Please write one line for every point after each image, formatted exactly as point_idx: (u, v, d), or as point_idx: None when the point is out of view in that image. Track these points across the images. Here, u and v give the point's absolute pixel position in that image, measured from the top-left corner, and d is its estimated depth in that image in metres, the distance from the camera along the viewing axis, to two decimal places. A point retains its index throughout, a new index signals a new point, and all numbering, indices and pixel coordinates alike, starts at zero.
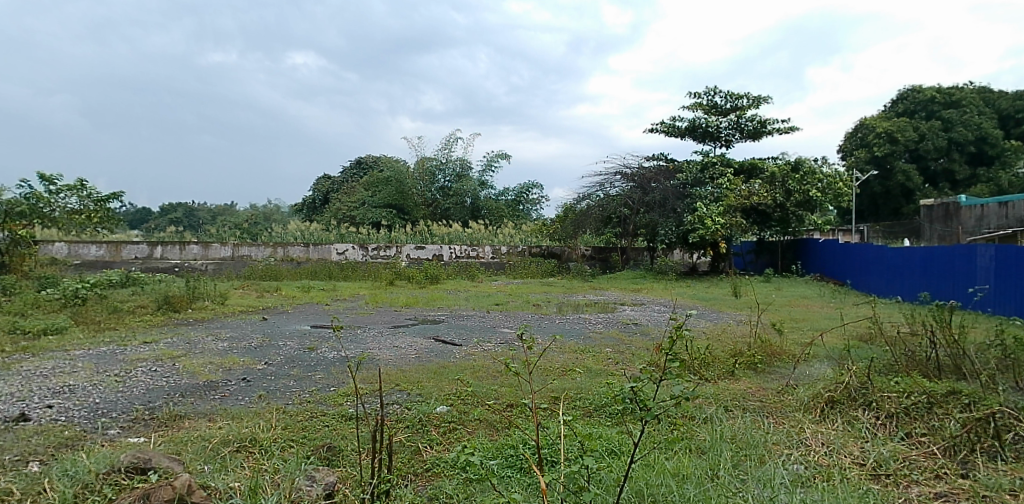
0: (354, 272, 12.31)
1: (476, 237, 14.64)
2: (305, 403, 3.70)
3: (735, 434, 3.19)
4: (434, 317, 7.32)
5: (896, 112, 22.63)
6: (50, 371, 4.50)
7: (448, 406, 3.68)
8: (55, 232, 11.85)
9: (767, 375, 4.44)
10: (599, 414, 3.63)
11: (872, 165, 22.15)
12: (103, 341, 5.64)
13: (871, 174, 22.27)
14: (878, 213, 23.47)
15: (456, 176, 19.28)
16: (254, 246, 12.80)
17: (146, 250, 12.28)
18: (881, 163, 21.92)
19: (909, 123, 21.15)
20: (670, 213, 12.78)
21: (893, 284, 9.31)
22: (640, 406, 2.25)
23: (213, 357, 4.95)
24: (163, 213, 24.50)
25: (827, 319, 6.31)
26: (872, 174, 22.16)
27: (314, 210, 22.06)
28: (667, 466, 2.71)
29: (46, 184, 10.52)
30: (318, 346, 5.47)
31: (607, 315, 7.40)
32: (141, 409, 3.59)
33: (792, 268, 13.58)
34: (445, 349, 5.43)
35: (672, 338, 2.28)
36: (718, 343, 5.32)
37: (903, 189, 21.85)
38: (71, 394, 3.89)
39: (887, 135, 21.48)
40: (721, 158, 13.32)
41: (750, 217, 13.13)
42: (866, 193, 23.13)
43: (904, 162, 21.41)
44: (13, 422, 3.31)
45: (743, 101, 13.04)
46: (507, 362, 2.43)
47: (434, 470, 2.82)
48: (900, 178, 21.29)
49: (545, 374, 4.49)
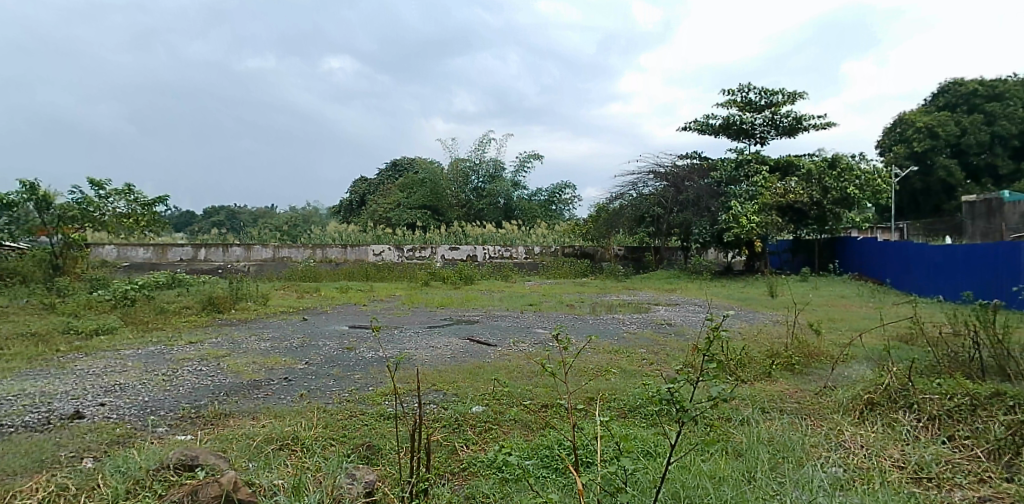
0: (391, 273, 12.51)
1: (509, 237, 14.69)
2: (345, 402, 3.80)
3: (773, 436, 3.17)
4: (469, 318, 7.39)
5: (937, 106, 21.91)
6: (102, 369, 4.72)
7: (484, 406, 3.74)
8: (106, 236, 12.35)
9: (805, 376, 4.38)
10: (634, 415, 3.66)
11: (912, 161, 21.50)
12: (153, 341, 5.89)
13: (911, 170, 21.64)
14: (918, 210, 22.79)
15: (489, 177, 19.45)
16: (294, 247, 13.10)
17: (190, 252, 12.66)
18: (921, 159, 21.27)
19: (951, 117, 20.48)
20: (704, 211, 12.64)
21: (933, 282, 9.04)
22: (677, 407, 2.29)
23: (257, 357, 5.12)
24: (206, 216, 25.33)
25: (866, 319, 6.18)
26: (912, 169, 21.52)
27: (351, 212, 22.51)
28: (703, 469, 2.72)
29: (96, 188, 10.94)
30: (357, 346, 5.60)
31: (640, 315, 7.39)
32: (188, 407, 3.75)
33: (829, 267, 13.26)
34: (481, 349, 5.52)
35: (710, 338, 2.33)
36: (754, 343, 5.27)
37: (944, 185, 21.14)
38: (122, 393, 4.08)
39: (927, 130, 20.90)
40: (755, 155, 13.09)
41: (786, 216, 12.86)
42: (906, 189, 22.50)
43: (946, 158, 20.73)
44: (69, 420, 3.49)
45: (779, 97, 12.79)
46: (543, 363, 2.50)
47: (471, 470, 2.88)
48: (941, 173, 20.63)
49: (581, 374, 4.54)
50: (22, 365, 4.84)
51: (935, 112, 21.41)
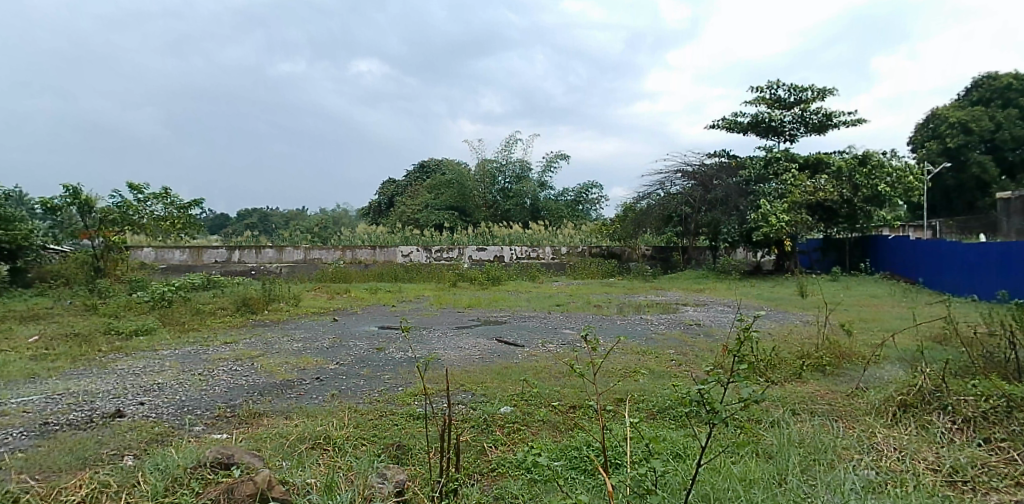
0: (419, 274, 12.63)
1: (536, 237, 14.70)
2: (375, 402, 3.87)
3: (804, 438, 3.14)
4: (497, 319, 7.42)
5: (970, 100, 21.29)
6: (141, 369, 4.89)
7: (512, 407, 3.78)
8: (144, 238, 12.74)
9: (836, 378, 4.31)
10: (663, 417, 3.66)
11: (945, 157, 20.91)
12: (190, 341, 6.07)
13: (945, 167, 21.07)
14: (952, 207, 22.20)
15: (516, 178, 19.50)
16: (324, 249, 13.32)
17: (225, 254, 12.92)
18: (955, 155, 20.67)
19: (985, 111, 19.87)
20: (733, 210, 12.50)
21: (966, 282, 8.82)
22: (708, 409, 2.29)
23: (289, 357, 5.25)
24: (240, 219, 25.89)
25: (899, 319, 6.06)
26: (945, 166, 20.94)
27: (379, 213, 22.78)
28: (734, 471, 2.71)
29: (135, 192, 11.29)
30: (387, 346, 5.70)
31: (668, 316, 7.35)
32: (223, 406, 3.86)
33: (860, 266, 12.97)
34: (509, 350, 5.56)
35: (739, 340, 2.38)
36: (784, 344, 5.21)
37: (978, 181, 20.55)
38: (161, 392, 4.22)
39: (960, 126, 20.25)
40: (785, 153, 12.88)
41: (816, 215, 12.53)
42: (939, 186, 21.93)
43: (980, 154, 20.14)
44: (110, 418, 3.63)
45: (808, 93, 12.57)
46: (572, 365, 2.54)
47: (500, 470, 2.91)
48: (975, 170, 20.06)
49: (609, 375, 4.55)
50: (66, 365, 5.03)
51: (969, 106, 20.81)
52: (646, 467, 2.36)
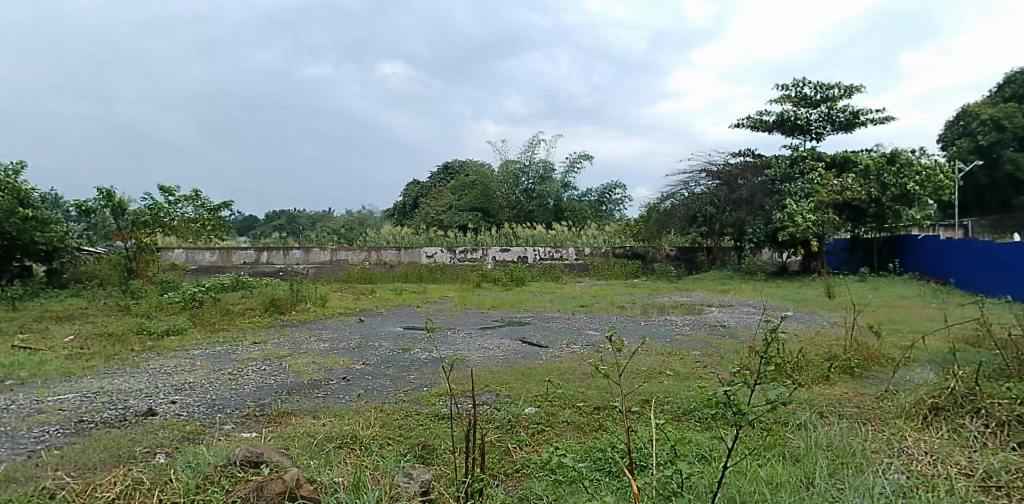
0: (443, 274, 12.70)
1: (560, 237, 14.69)
2: (400, 402, 3.93)
3: (831, 441, 3.10)
4: (521, 320, 7.44)
5: (1003, 97, 20.74)
6: (173, 369, 5.02)
7: (537, 407, 3.80)
8: (175, 240, 13.02)
9: (866, 380, 4.25)
10: (688, 418, 3.65)
11: (977, 155, 20.40)
12: (219, 341, 6.22)
13: (976, 165, 20.56)
14: (985, 207, 21.67)
15: (539, 179, 19.50)
16: (350, 250, 13.50)
17: (253, 256, 13.17)
18: (987, 153, 20.16)
19: (1018, 108, 19.32)
20: (759, 210, 12.35)
21: (999, 282, 8.61)
22: (735, 411, 2.29)
23: (317, 357, 5.35)
24: (267, 220, 26.32)
25: (929, 321, 5.94)
26: (977, 164, 20.44)
27: (404, 214, 22.97)
28: (760, 474, 2.70)
29: (166, 195, 11.56)
30: (412, 347, 5.76)
31: (693, 317, 7.30)
32: (252, 405, 3.95)
33: (889, 267, 12.72)
34: (533, 351, 5.57)
35: (767, 341, 2.38)
36: (811, 346, 5.14)
37: (1012, 180, 20.02)
38: (191, 391, 4.33)
39: (992, 123, 19.72)
40: (811, 152, 12.68)
41: (843, 214, 12.37)
42: (971, 185, 21.41)
43: (1014, 151, 19.61)
44: (144, 416, 3.74)
45: (835, 91, 12.36)
46: (597, 367, 2.56)
47: (524, 471, 2.94)
48: (1008, 168, 19.54)
49: (633, 377, 4.54)
50: (101, 364, 5.18)
51: (1002, 103, 20.28)
52: (672, 469, 2.36)
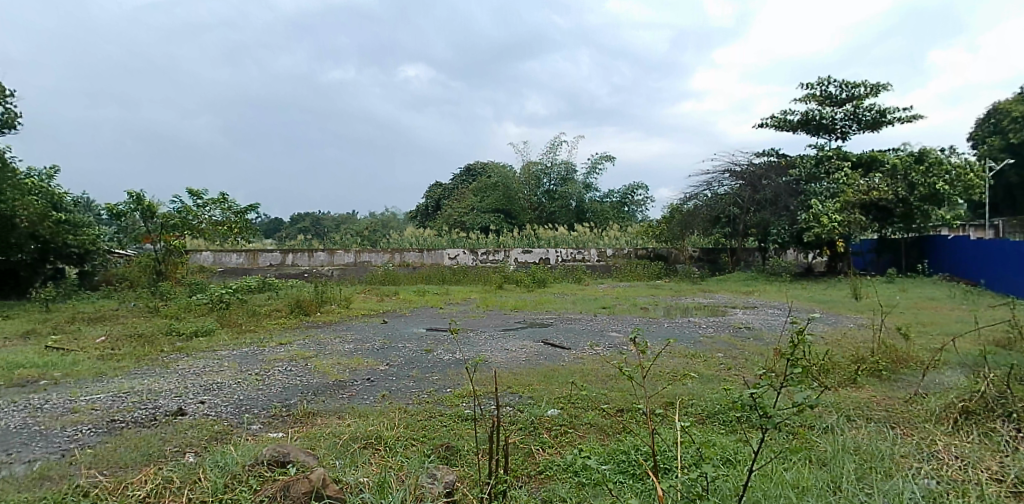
0: (466, 276, 12.76)
1: (582, 239, 14.66)
2: (424, 403, 3.98)
3: (859, 445, 3.06)
4: (543, 321, 7.46)
5: None
6: (202, 369, 5.14)
7: (560, 409, 3.82)
8: (203, 243, 13.28)
9: (893, 383, 4.18)
10: (712, 421, 3.63)
11: (1008, 153, 19.92)
12: (246, 342, 6.34)
13: (1008, 163, 20.08)
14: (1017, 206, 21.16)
15: (561, 180, 19.49)
16: (374, 252, 13.64)
17: (279, 258, 13.38)
18: (1019, 151, 19.67)
19: None
20: (783, 211, 12.20)
21: None
22: (761, 414, 2.28)
23: (341, 358, 5.43)
24: (293, 223, 26.71)
25: (959, 323, 5.82)
26: (1009, 162, 19.95)
27: (427, 216, 23.13)
28: (786, 478, 2.68)
29: (194, 198, 11.80)
30: (435, 348, 5.81)
31: (717, 319, 7.24)
32: (278, 406, 4.03)
33: (917, 268, 12.47)
34: (556, 353, 5.58)
35: (793, 343, 2.36)
36: (838, 348, 5.07)
37: None
38: (219, 391, 4.42)
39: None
40: (837, 151, 12.48)
41: (870, 214, 12.17)
42: (1002, 184, 20.92)
43: None
44: (173, 416, 3.84)
45: (860, 89, 12.15)
46: (622, 369, 2.56)
47: (548, 473, 2.96)
48: None
49: (657, 379, 4.53)
50: (131, 365, 5.32)
51: None
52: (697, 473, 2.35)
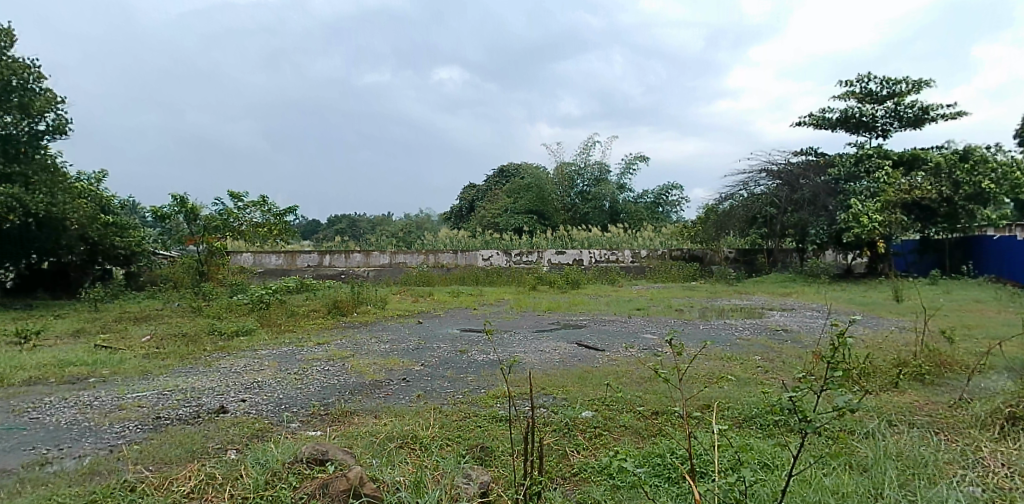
0: (499, 277, 12.83)
1: (616, 239, 14.59)
2: (459, 403, 4.04)
3: (901, 451, 3.00)
4: (577, 323, 7.46)
5: None
6: (243, 368, 5.31)
7: (594, 411, 3.83)
8: (244, 244, 13.64)
9: (937, 388, 4.07)
10: (749, 425, 3.60)
11: None
12: (286, 341, 6.51)
13: None
14: None
15: (594, 181, 19.42)
16: (409, 253, 13.83)
17: (317, 259, 13.67)
18: None
19: None
20: (822, 211, 11.94)
21: None
22: (800, 418, 2.25)
23: (378, 357, 5.55)
24: (330, 225, 27.23)
25: (1007, 326, 5.63)
26: None
27: (461, 217, 23.31)
28: (826, 483, 2.64)
29: (235, 200, 12.16)
30: (469, 349, 5.88)
31: (753, 321, 7.14)
32: (317, 405, 4.14)
33: (962, 269, 12.08)
34: (589, 354, 5.59)
35: (833, 347, 2.32)
36: (878, 351, 4.96)
37: None
38: (260, 390, 4.57)
39: None
40: (878, 149, 12.17)
41: (912, 214, 11.82)
42: None
43: None
44: (216, 414, 3.98)
45: (902, 86, 11.81)
46: (657, 371, 2.55)
47: (582, 475, 2.98)
48: None
49: (692, 381, 4.51)
50: (176, 363, 5.53)
51: None
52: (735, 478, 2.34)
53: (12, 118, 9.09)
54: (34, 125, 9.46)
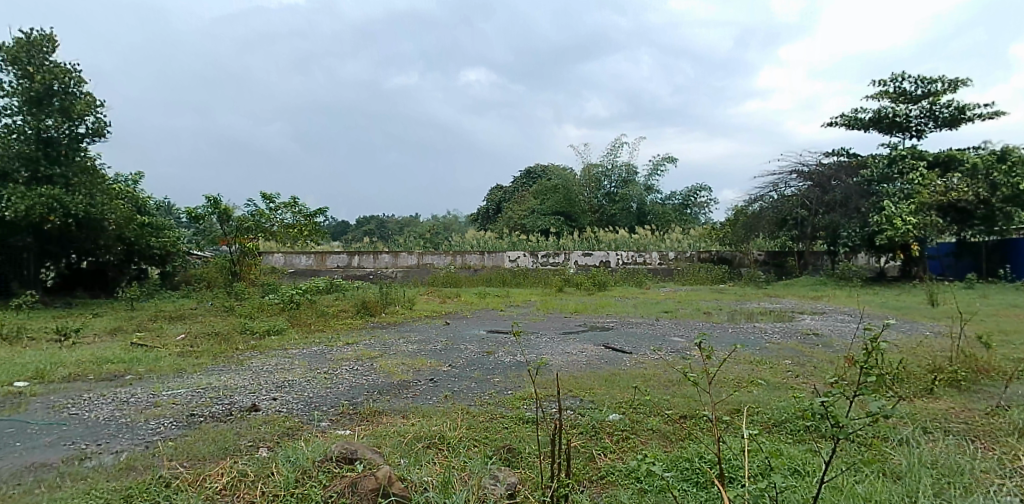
0: (526, 278, 12.86)
1: (643, 241, 14.50)
2: (485, 404, 4.08)
3: (936, 458, 2.95)
4: (603, 325, 7.44)
5: None
6: (274, 367, 5.43)
7: (621, 414, 3.84)
8: (275, 245, 13.91)
9: (974, 395, 3.98)
10: (778, 430, 3.57)
11: None
12: (315, 341, 6.63)
13: None
14: None
15: (622, 182, 19.32)
16: (436, 254, 13.95)
17: (346, 260, 13.88)
18: None
19: None
20: (854, 213, 11.71)
21: None
22: (833, 423, 2.23)
23: (405, 358, 5.62)
24: (358, 226, 27.60)
25: None
26: None
27: (488, 218, 23.41)
28: (858, 491, 2.61)
29: (267, 201, 12.42)
30: (496, 350, 5.92)
31: (784, 324, 7.04)
32: (346, 404, 4.22)
33: (999, 272, 11.76)
34: (615, 356, 5.59)
35: (867, 351, 2.30)
36: (912, 356, 4.86)
37: None
38: (290, 389, 4.67)
39: None
40: (912, 150, 11.90)
41: (948, 216, 11.43)
42: None
43: None
44: (248, 412, 4.08)
45: (937, 85, 11.53)
46: (687, 376, 2.55)
47: (609, 478, 2.99)
48: None
49: (722, 385, 4.47)
50: (209, 362, 5.67)
51: None
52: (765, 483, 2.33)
53: (53, 121, 9.42)
54: (75, 128, 9.78)
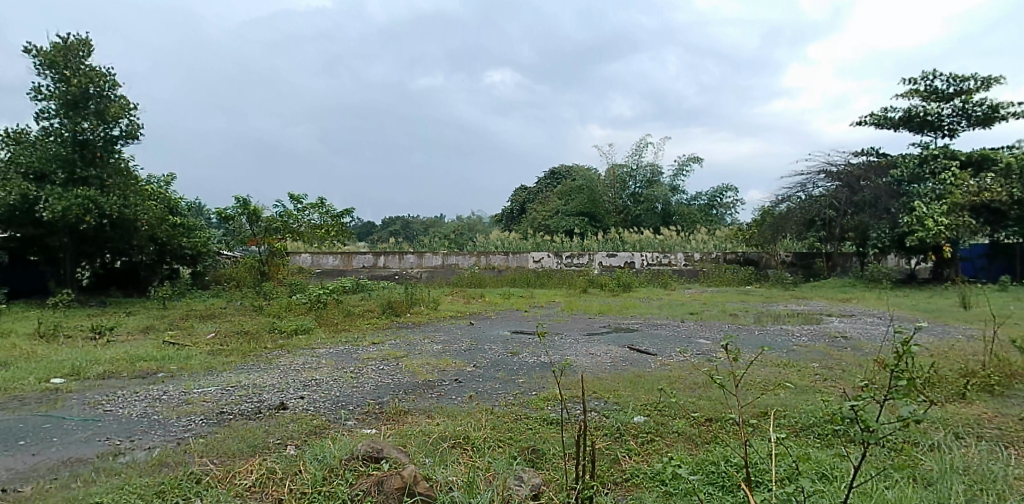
0: (550, 279, 12.87)
1: (668, 242, 14.40)
2: (510, 405, 4.12)
3: (969, 465, 2.90)
4: (628, 326, 7.43)
5: None
6: (301, 366, 5.54)
7: (646, 416, 3.84)
8: (303, 246, 14.13)
9: (1008, 400, 3.89)
10: (806, 434, 3.54)
11: None
12: (342, 341, 6.73)
13: None
14: None
15: (647, 182, 19.20)
16: (461, 255, 14.03)
17: (372, 260, 14.04)
18: None
19: None
20: (885, 213, 11.49)
21: None
22: (860, 427, 2.21)
23: (430, 358, 5.69)
24: (384, 226, 27.89)
25: None
26: None
27: (512, 219, 23.46)
28: (888, 497, 2.58)
29: (294, 202, 12.64)
30: (520, 351, 5.95)
31: (811, 327, 6.95)
32: (371, 403, 4.29)
33: None
34: (640, 358, 5.57)
35: (897, 355, 2.27)
36: (944, 360, 4.77)
37: None
38: (317, 387, 4.76)
39: None
40: (944, 150, 11.63)
41: (981, 217, 11.16)
42: None
43: None
44: (277, 410, 4.18)
45: (971, 83, 11.25)
46: (713, 378, 2.55)
47: (634, 480, 3.00)
48: None
49: (749, 388, 4.43)
50: (239, 360, 5.81)
51: None
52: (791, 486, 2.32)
53: (89, 123, 9.67)
54: (109, 130, 10.00)
